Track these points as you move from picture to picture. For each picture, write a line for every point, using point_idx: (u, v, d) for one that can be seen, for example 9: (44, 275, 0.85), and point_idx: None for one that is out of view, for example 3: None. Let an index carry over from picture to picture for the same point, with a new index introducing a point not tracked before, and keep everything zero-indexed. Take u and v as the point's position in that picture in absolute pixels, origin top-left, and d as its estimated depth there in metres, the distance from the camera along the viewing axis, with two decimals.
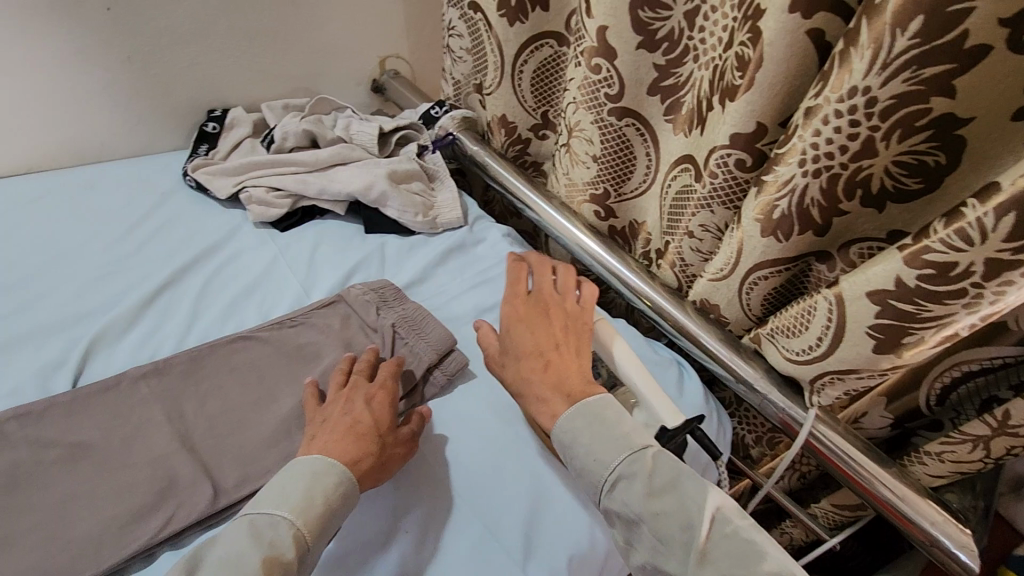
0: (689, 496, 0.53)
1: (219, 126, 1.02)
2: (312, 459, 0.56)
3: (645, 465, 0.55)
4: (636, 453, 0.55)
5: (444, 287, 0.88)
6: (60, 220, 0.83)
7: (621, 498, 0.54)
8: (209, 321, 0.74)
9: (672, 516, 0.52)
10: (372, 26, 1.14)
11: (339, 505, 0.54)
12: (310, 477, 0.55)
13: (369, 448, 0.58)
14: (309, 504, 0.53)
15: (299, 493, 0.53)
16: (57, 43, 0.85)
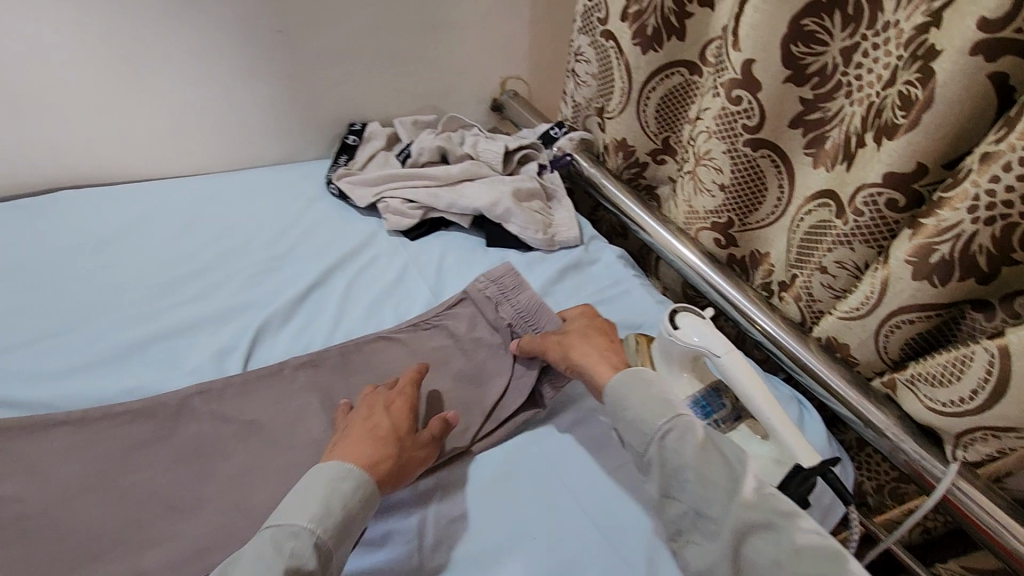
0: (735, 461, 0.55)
1: (358, 138, 1.10)
2: (332, 463, 0.56)
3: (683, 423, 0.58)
4: (671, 414, 0.59)
5: (561, 304, 0.91)
6: (225, 219, 0.93)
7: (663, 448, 0.57)
8: (353, 321, 0.80)
9: (717, 475, 0.54)
10: (499, 49, 1.19)
11: (360, 509, 0.54)
12: (330, 477, 0.55)
13: (388, 450, 0.59)
14: (328, 510, 0.52)
15: (315, 504, 0.53)
16: (233, 61, 0.94)
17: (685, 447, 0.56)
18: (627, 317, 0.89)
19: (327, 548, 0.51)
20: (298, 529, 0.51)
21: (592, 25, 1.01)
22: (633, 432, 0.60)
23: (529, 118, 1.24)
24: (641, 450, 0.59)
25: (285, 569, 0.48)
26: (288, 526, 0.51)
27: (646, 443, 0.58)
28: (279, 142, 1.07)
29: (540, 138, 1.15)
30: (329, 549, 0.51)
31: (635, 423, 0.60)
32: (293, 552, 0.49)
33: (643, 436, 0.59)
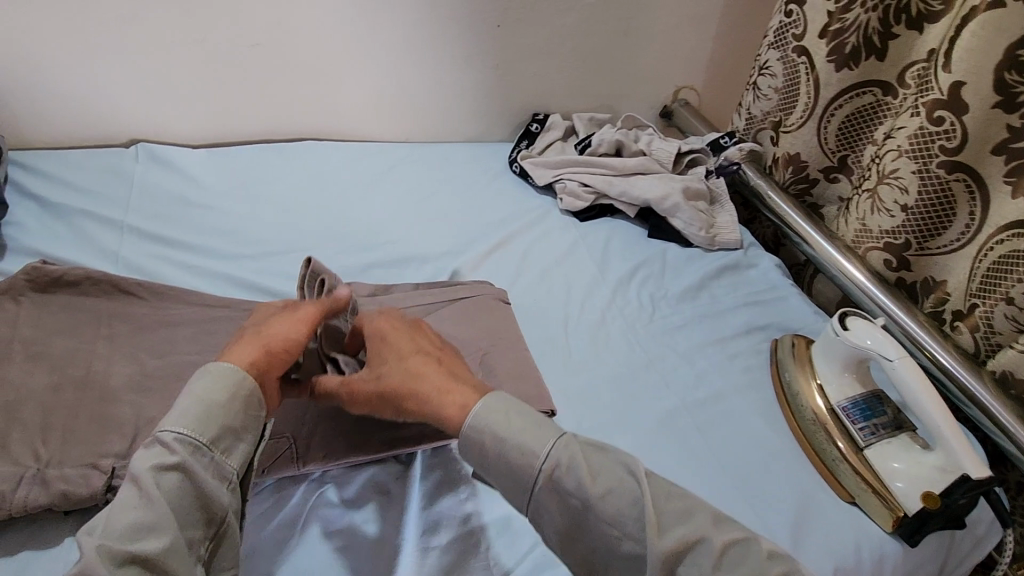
0: (615, 475, 0.50)
1: (540, 127, 1.20)
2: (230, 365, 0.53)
3: (569, 453, 0.50)
4: (555, 440, 0.51)
5: (718, 298, 0.95)
6: (425, 181, 1.07)
7: (556, 488, 0.49)
8: (529, 280, 0.91)
9: (614, 494, 0.48)
10: (680, 59, 1.26)
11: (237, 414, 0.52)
12: (217, 378, 0.52)
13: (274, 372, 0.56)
14: (209, 417, 0.50)
15: (189, 410, 0.50)
16: (455, 48, 1.07)
17: (567, 471, 0.49)
18: (783, 320, 0.91)
19: (198, 465, 0.48)
20: (166, 446, 0.48)
21: (785, 40, 1.05)
22: (500, 470, 0.52)
23: (697, 126, 1.28)
24: (529, 492, 0.51)
25: (155, 476, 0.46)
26: (158, 443, 0.48)
27: (534, 485, 0.50)
28: (474, 122, 1.19)
29: (708, 146, 1.17)
30: (196, 470, 0.48)
31: (508, 454, 0.51)
32: (164, 475, 0.47)
33: (529, 480, 0.50)
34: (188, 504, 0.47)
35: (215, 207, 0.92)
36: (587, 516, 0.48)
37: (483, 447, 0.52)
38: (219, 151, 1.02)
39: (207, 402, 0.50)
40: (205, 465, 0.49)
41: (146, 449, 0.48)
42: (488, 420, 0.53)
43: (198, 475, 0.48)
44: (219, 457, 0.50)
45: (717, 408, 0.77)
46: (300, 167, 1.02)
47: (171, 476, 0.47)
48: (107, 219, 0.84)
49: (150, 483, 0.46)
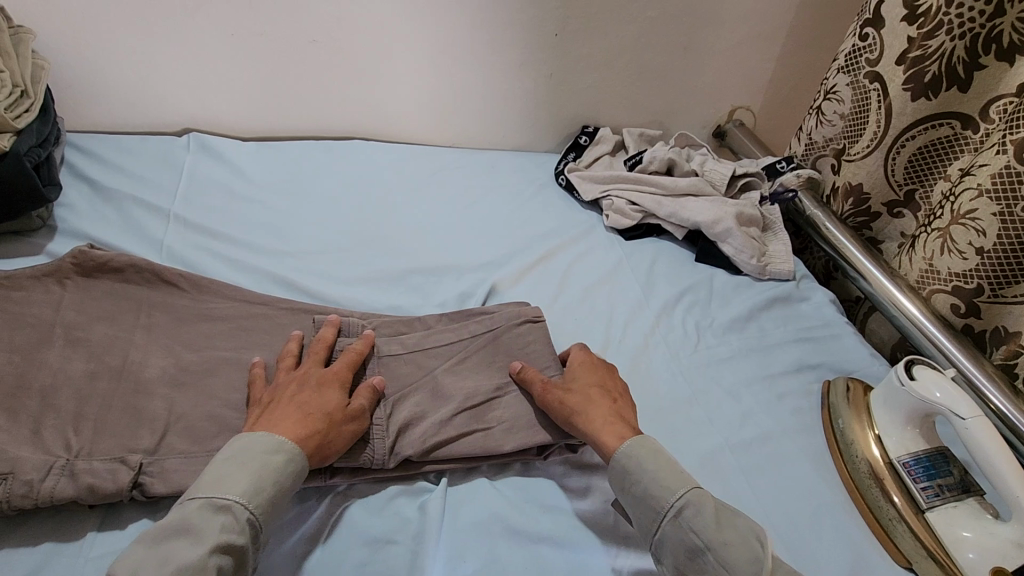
0: (736, 528, 0.53)
1: (589, 139, 1.17)
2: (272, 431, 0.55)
3: (700, 502, 0.54)
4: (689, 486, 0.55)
5: (767, 330, 0.90)
6: (469, 188, 1.05)
7: (680, 527, 0.52)
8: (570, 298, 0.88)
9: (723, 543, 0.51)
10: (740, 78, 1.21)
11: (287, 488, 0.52)
12: (283, 457, 0.52)
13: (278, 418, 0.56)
14: (269, 502, 0.50)
15: (250, 481, 0.50)
16: (511, 55, 1.06)
17: (689, 517, 0.53)
18: (837, 361, 0.86)
19: (249, 551, 0.48)
20: (234, 521, 0.48)
21: (857, 65, 1.00)
22: (634, 505, 0.56)
23: (752, 149, 1.23)
24: (653, 528, 0.54)
25: (216, 544, 0.46)
26: (228, 510, 0.48)
27: (659, 520, 0.54)
28: (523, 131, 1.17)
29: (763, 170, 1.12)
30: (247, 559, 0.48)
31: (642, 488, 0.56)
32: (221, 555, 0.46)
33: (656, 513, 0.54)
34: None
35: (260, 201, 0.92)
36: (699, 558, 0.51)
37: (624, 475, 0.57)
38: (268, 145, 1.02)
39: (281, 485, 0.51)
40: (250, 554, 0.48)
41: (207, 512, 0.47)
42: (635, 451, 0.58)
43: (246, 564, 0.48)
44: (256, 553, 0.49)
45: (764, 451, 0.72)
46: (347, 167, 1.02)
47: (229, 556, 0.46)
48: (155, 207, 0.84)
49: (213, 558, 0.45)
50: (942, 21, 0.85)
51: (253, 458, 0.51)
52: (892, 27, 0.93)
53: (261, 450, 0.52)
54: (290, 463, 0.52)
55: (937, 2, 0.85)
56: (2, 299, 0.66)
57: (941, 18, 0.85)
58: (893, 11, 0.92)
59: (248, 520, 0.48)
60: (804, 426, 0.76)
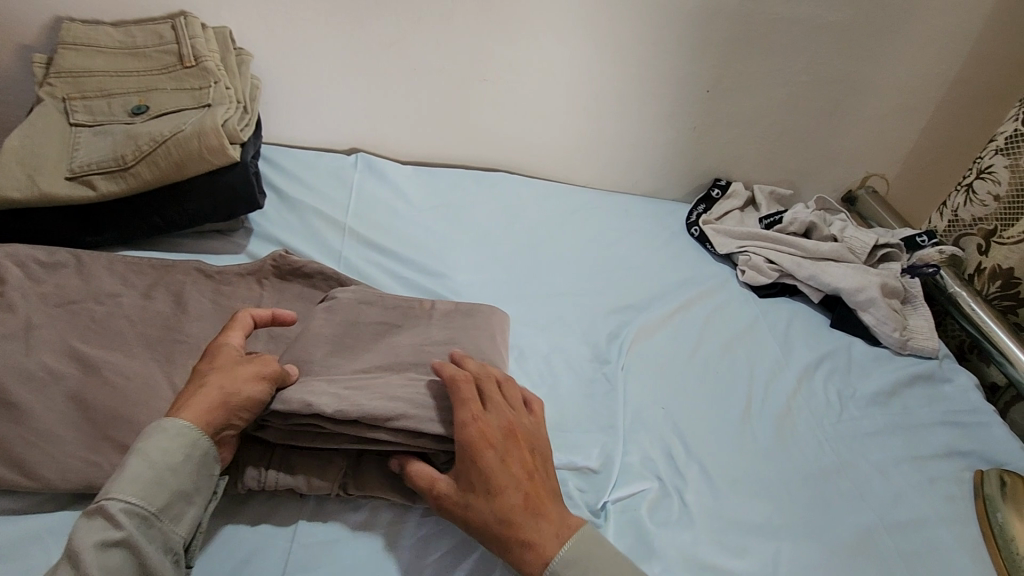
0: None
1: (721, 193, 1.19)
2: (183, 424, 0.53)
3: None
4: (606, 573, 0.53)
5: (912, 409, 0.87)
6: (603, 230, 1.08)
7: None
8: (710, 351, 0.89)
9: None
10: (879, 148, 1.21)
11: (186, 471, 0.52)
12: (175, 440, 0.52)
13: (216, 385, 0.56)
14: (157, 484, 0.50)
15: (148, 477, 0.50)
16: (661, 107, 1.09)
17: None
18: (988, 451, 0.83)
19: (144, 539, 0.48)
20: (109, 516, 0.47)
21: (1018, 149, 0.99)
22: None
23: (886, 217, 1.21)
24: None
25: (94, 542, 0.46)
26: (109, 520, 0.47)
27: None
28: (656, 179, 1.20)
29: (903, 242, 1.10)
30: (142, 545, 0.48)
31: None
32: (109, 552, 0.46)
33: None
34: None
35: (417, 224, 0.98)
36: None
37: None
38: (422, 171, 1.09)
39: (157, 471, 0.50)
40: (150, 537, 0.49)
41: (85, 519, 0.47)
42: (580, 554, 0.54)
43: (143, 548, 0.48)
44: (166, 527, 0.50)
45: (916, 536, 0.70)
46: (493, 199, 1.07)
47: (115, 552, 0.46)
48: (332, 221, 0.92)
49: (93, 562, 0.45)
50: None
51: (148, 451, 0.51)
52: None
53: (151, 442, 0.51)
54: (177, 449, 0.52)
55: None
56: (215, 293, 0.74)
57: None
58: None
59: (128, 503, 0.48)
60: (961, 516, 0.74)
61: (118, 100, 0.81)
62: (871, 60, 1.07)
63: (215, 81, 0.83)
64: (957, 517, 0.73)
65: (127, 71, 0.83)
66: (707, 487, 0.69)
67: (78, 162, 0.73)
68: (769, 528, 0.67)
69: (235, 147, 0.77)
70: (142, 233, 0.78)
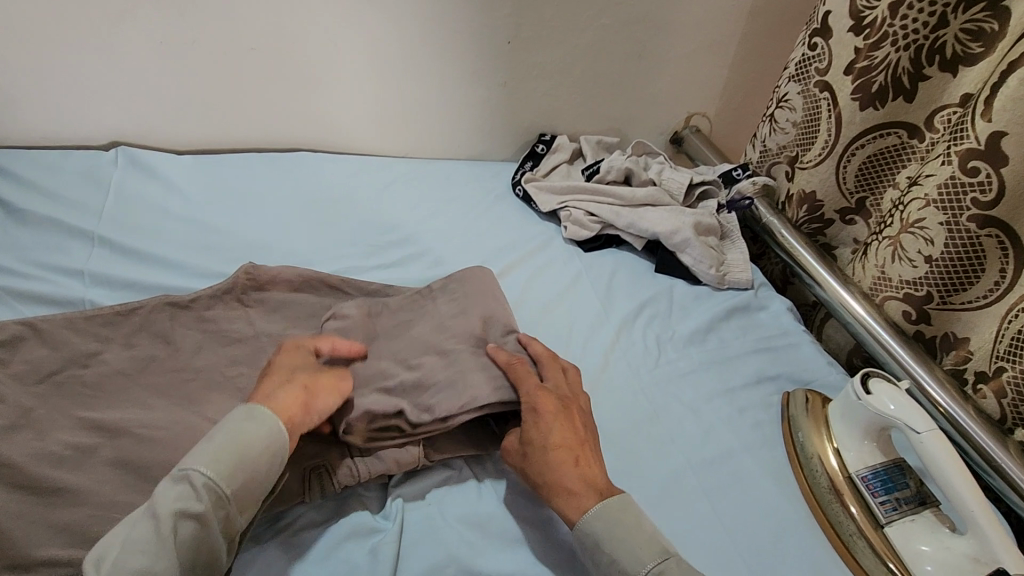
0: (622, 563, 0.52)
1: (546, 148, 1.15)
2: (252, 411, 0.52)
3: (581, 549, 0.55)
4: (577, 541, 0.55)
5: (727, 342, 0.89)
6: (423, 202, 1.01)
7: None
8: (529, 316, 0.85)
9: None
10: (694, 85, 1.21)
11: (259, 460, 0.49)
12: (250, 426, 0.51)
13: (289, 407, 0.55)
14: (236, 458, 0.48)
15: (227, 456, 0.48)
16: (464, 63, 1.02)
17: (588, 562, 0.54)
18: (796, 371, 0.86)
19: (208, 515, 0.46)
20: (192, 487, 0.46)
21: (807, 74, 1.00)
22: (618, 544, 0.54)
23: (708, 155, 1.23)
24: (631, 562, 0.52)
25: (172, 511, 0.45)
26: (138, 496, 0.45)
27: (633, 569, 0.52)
28: (480, 139, 1.14)
29: (720, 178, 1.12)
30: (211, 518, 0.46)
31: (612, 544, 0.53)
32: (182, 521, 0.45)
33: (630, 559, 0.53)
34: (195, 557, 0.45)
35: (196, 219, 0.86)
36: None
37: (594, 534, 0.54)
38: (204, 159, 0.96)
39: (231, 451, 0.48)
40: (208, 506, 0.46)
41: (170, 481, 0.47)
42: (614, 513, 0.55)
43: (213, 529, 0.46)
44: (233, 512, 0.48)
45: (725, 470, 0.71)
46: (291, 183, 0.96)
47: (187, 524, 0.45)
48: (76, 230, 0.78)
49: (160, 529, 0.44)
50: (887, 32, 0.86)
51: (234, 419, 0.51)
52: (839, 37, 0.94)
53: (246, 415, 0.51)
54: (249, 435, 0.50)
55: (882, 14, 0.86)
56: None
57: (886, 30, 0.86)
58: (841, 22, 0.93)
59: (208, 476, 0.47)
60: (766, 442, 0.76)
61: None
62: None
63: None
64: (763, 442, 0.76)
65: None
66: None
67: None
68: None
69: None
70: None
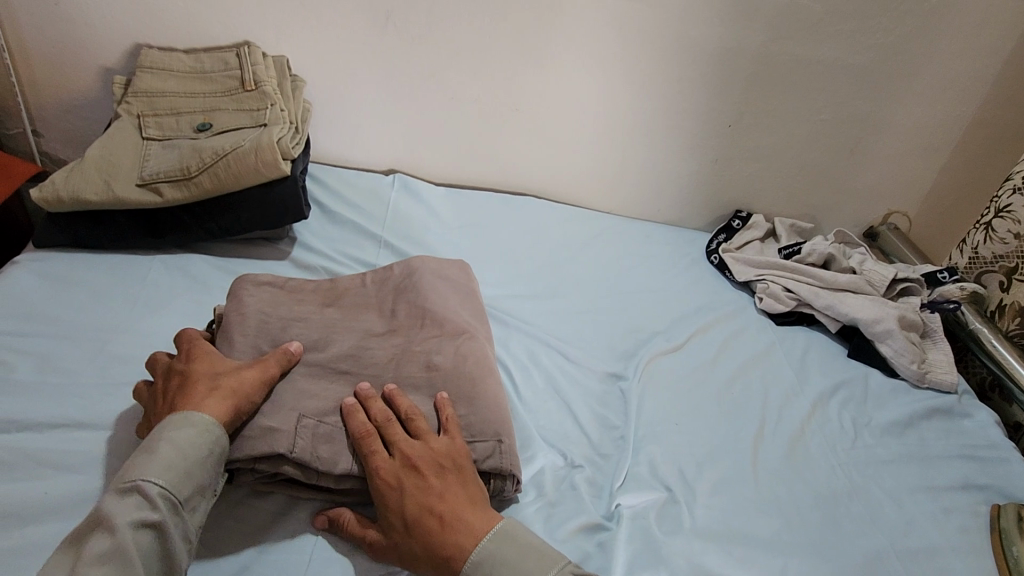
0: None
1: (741, 224, 1.22)
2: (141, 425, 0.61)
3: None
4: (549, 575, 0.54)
5: (927, 441, 0.88)
6: (626, 255, 1.12)
7: None
8: (724, 373, 0.91)
9: None
10: (901, 184, 1.23)
11: (210, 471, 0.56)
12: (191, 429, 0.56)
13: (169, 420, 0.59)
14: (190, 474, 0.54)
15: (188, 481, 0.54)
16: (684, 139, 1.14)
17: None
18: (1008, 486, 0.82)
19: (173, 524, 0.52)
20: (145, 496, 0.51)
21: None
22: None
23: (908, 254, 1.22)
24: None
25: (131, 519, 0.50)
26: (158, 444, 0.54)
27: None
28: (681, 208, 1.24)
29: (923, 276, 1.10)
30: (172, 530, 0.51)
31: None
32: (142, 531, 0.50)
33: None
34: (153, 560, 0.50)
35: (448, 241, 1.04)
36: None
37: None
38: (455, 192, 1.15)
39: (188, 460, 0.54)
40: (153, 508, 0.51)
41: (128, 500, 0.51)
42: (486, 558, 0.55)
43: (172, 533, 0.51)
44: (189, 516, 0.53)
45: (927, 566, 0.70)
46: (521, 221, 1.12)
47: (146, 533, 0.50)
48: (368, 234, 0.98)
49: (127, 539, 0.49)
50: None
51: (175, 436, 0.55)
52: None
53: (190, 427, 0.56)
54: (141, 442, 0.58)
55: None
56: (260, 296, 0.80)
57: None
58: None
59: (167, 486, 0.52)
60: (977, 551, 0.73)
61: (185, 118, 0.90)
62: (894, 100, 1.11)
63: (272, 103, 0.92)
64: (973, 551, 0.73)
65: (195, 92, 0.92)
66: (717, 502, 0.72)
67: (148, 171, 0.82)
68: (776, 545, 0.69)
69: (287, 162, 0.85)
70: (196, 238, 0.85)
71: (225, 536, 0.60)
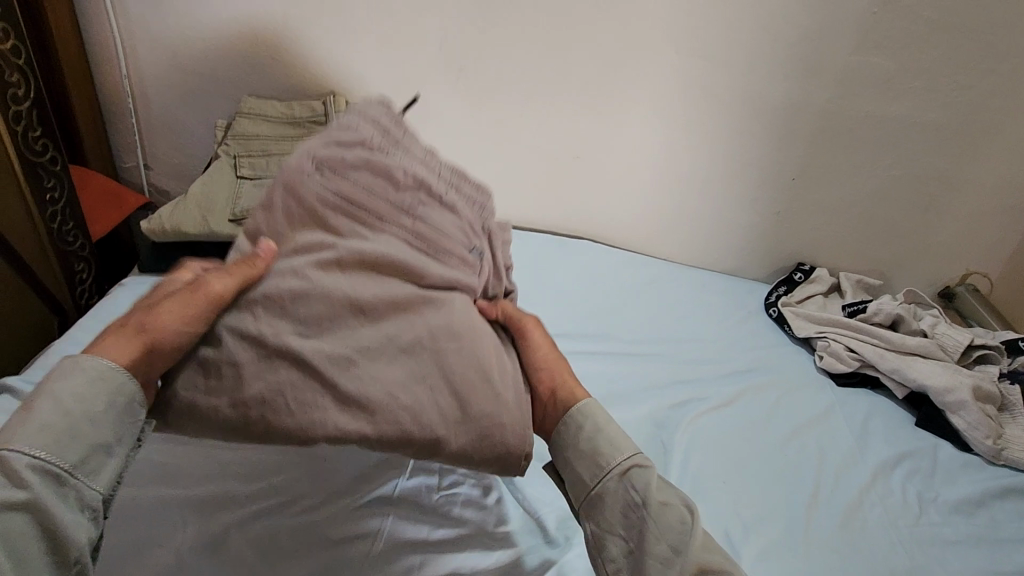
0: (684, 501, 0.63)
1: (804, 277, 1.19)
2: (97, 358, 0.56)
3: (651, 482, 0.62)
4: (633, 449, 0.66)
5: (1002, 524, 0.82)
6: (680, 303, 1.12)
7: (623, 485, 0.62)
8: (778, 433, 0.88)
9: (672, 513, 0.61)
10: (981, 243, 1.17)
11: (111, 424, 0.55)
12: (84, 386, 0.54)
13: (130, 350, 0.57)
14: (71, 438, 0.53)
15: (70, 446, 0.53)
16: (746, 190, 1.14)
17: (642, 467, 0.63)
18: None
19: (49, 496, 0.51)
20: (13, 470, 0.50)
21: None
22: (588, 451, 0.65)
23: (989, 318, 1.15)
24: (594, 483, 0.63)
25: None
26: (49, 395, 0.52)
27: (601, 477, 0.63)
28: (741, 257, 1.23)
29: (1004, 344, 1.03)
30: (46, 504, 0.51)
31: (593, 446, 0.64)
32: (10, 513, 0.50)
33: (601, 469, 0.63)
34: (38, 543, 0.51)
35: None
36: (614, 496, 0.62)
37: (577, 429, 0.66)
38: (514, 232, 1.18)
39: (68, 419, 0.53)
40: (23, 486, 0.50)
41: (0, 479, 0.50)
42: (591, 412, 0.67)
43: (46, 507, 0.51)
44: (83, 481, 0.54)
45: None
46: (577, 264, 1.14)
47: (16, 512, 0.50)
48: None
49: None
50: None
51: (62, 387, 0.54)
52: None
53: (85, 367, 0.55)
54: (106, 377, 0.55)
55: None
56: None
57: None
58: None
59: (39, 454, 0.51)
60: None
61: (274, 160, 0.99)
62: (972, 159, 1.07)
63: None
64: None
65: (284, 136, 1.01)
66: (763, 569, 0.70)
67: (238, 208, 0.90)
68: None
69: None
70: None
71: (283, 557, 0.64)
